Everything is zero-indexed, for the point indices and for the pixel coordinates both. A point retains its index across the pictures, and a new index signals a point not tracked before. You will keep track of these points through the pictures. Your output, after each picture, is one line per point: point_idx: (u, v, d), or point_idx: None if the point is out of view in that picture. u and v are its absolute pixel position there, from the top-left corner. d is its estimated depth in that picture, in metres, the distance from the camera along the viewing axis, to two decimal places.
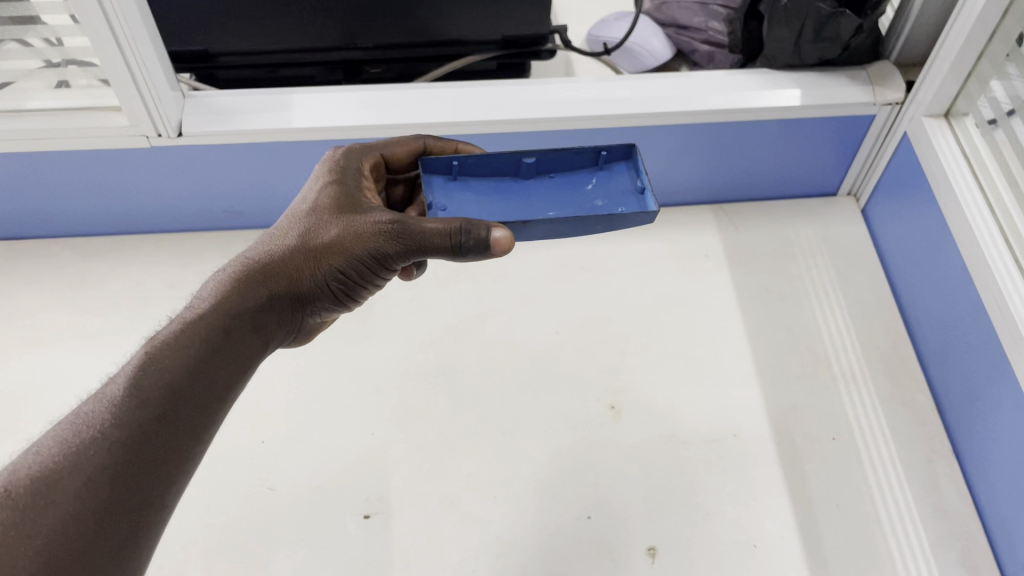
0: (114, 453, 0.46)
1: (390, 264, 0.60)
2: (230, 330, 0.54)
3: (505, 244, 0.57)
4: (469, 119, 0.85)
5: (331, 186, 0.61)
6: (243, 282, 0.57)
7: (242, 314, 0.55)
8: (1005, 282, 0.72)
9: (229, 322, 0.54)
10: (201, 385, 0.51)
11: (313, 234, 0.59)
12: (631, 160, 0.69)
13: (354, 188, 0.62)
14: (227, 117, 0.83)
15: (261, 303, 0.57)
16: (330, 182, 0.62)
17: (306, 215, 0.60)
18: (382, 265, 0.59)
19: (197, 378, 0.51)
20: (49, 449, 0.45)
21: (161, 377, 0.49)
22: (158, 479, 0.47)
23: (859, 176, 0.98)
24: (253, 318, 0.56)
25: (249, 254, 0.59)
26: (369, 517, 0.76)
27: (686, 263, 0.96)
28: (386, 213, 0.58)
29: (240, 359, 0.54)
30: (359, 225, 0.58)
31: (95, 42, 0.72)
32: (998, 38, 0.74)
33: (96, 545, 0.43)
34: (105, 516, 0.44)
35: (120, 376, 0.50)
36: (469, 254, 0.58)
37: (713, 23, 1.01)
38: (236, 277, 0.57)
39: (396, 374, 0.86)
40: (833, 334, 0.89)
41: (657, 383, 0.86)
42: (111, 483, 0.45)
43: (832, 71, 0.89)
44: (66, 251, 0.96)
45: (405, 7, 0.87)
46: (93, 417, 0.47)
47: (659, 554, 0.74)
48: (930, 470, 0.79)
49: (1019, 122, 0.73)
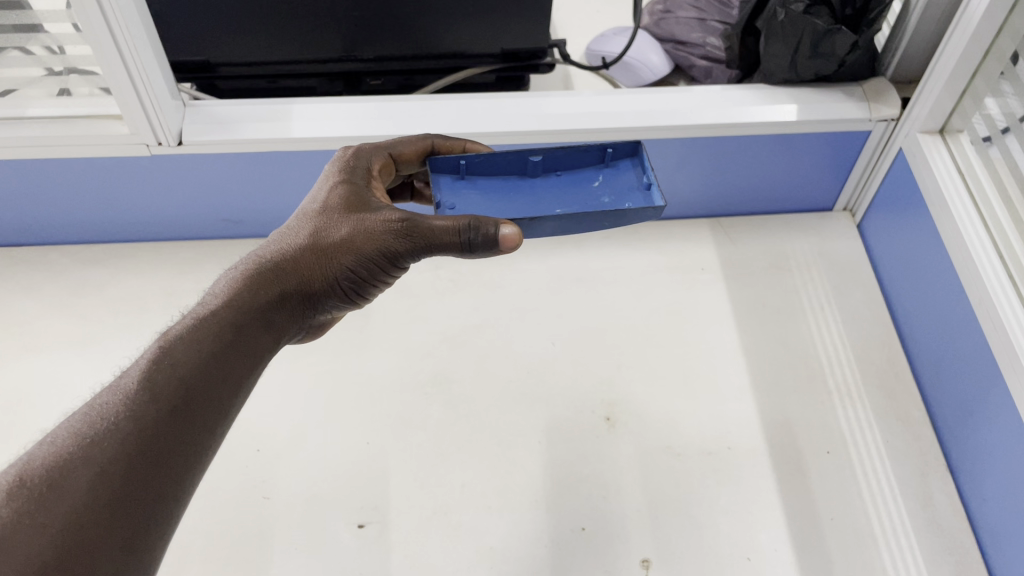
0: (128, 443, 0.46)
1: (400, 262, 0.60)
2: (242, 326, 0.54)
3: (514, 241, 0.58)
4: (467, 130, 0.86)
5: (341, 186, 0.62)
6: (255, 279, 0.57)
7: (254, 310, 0.55)
8: (999, 297, 0.72)
9: (242, 317, 0.54)
10: (213, 379, 0.51)
11: (323, 233, 0.59)
12: (636, 157, 0.71)
13: (364, 188, 0.63)
14: (227, 126, 0.84)
15: (273, 300, 0.57)
16: (340, 182, 0.62)
17: (317, 214, 0.60)
18: (391, 263, 0.60)
19: (211, 372, 0.51)
20: (63, 441, 0.45)
21: (174, 372, 0.49)
22: (171, 470, 0.47)
23: (856, 191, 0.98)
24: (266, 315, 0.57)
25: (260, 252, 0.59)
26: (363, 527, 0.76)
27: (682, 275, 0.96)
28: (396, 213, 0.59)
29: (253, 355, 0.55)
30: (369, 224, 0.59)
31: (98, 50, 0.72)
32: (992, 56, 0.75)
33: (111, 534, 0.43)
34: (119, 506, 0.44)
35: (133, 369, 0.50)
36: (477, 251, 0.59)
37: (712, 39, 1.01)
38: (247, 275, 0.57)
39: (392, 384, 0.87)
40: (829, 348, 0.89)
41: (653, 394, 0.86)
42: (125, 474, 0.45)
43: (827, 87, 0.90)
44: (65, 258, 0.97)
45: (406, 22, 0.88)
46: (107, 409, 0.47)
47: (652, 566, 0.74)
48: (924, 485, 0.79)
49: (1013, 139, 0.74)
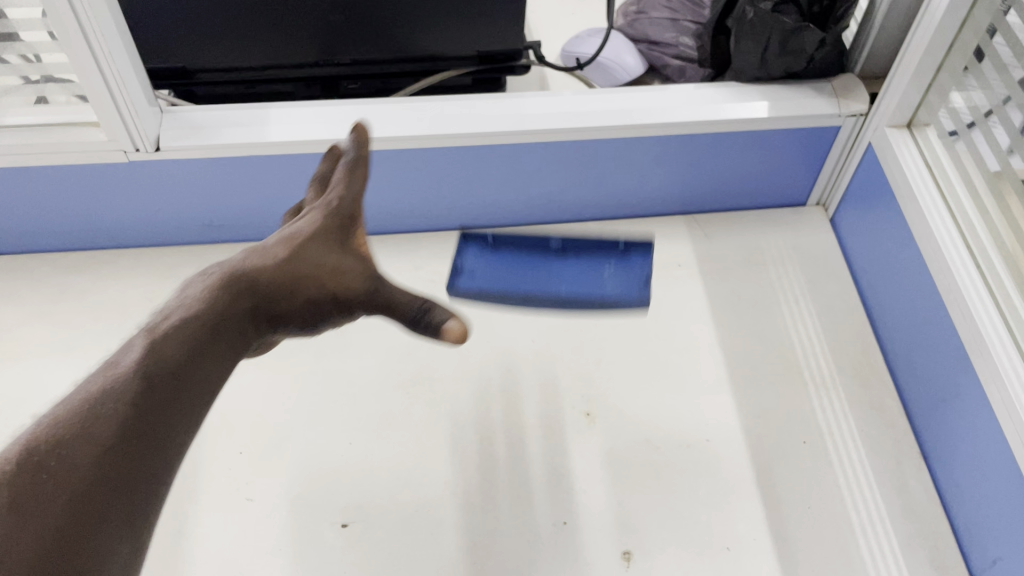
0: (121, 437, 0.44)
1: (348, 314, 0.60)
2: (222, 332, 0.52)
3: (457, 336, 0.56)
4: (444, 132, 0.86)
5: (318, 218, 0.61)
6: (233, 289, 0.55)
7: (232, 320, 0.53)
8: (966, 284, 0.74)
9: (222, 324, 0.52)
10: (202, 378, 0.49)
11: (293, 263, 0.58)
12: None
13: (341, 220, 0.61)
14: (204, 131, 0.84)
15: (247, 313, 0.55)
16: (318, 214, 0.61)
17: (290, 243, 0.59)
18: (341, 314, 0.60)
19: (198, 373, 0.49)
20: (53, 429, 0.43)
21: (165, 369, 0.48)
22: (161, 468, 0.45)
23: (828, 185, 1.00)
24: (242, 325, 0.54)
25: (234, 265, 0.57)
26: (347, 526, 0.77)
27: (659, 271, 0.97)
28: (360, 273, 0.60)
29: (233, 364, 0.52)
30: (336, 271, 0.59)
31: (73, 57, 0.73)
32: (955, 50, 0.77)
33: (102, 528, 0.41)
34: (113, 500, 0.42)
35: (124, 362, 0.48)
36: (416, 333, 0.59)
37: (684, 38, 1.03)
38: (225, 283, 0.55)
39: (372, 385, 0.87)
40: (804, 339, 0.91)
41: (632, 389, 0.87)
42: (119, 468, 0.43)
43: (797, 83, 0.91)
44: (44, 265, 0.97)
45: (382, 27, 0.89)
46: (98, 398, 0.45)
47: (634, 558, 0.75)
48: (899, 472, 0.81)
49: (979, 133, 0.76)
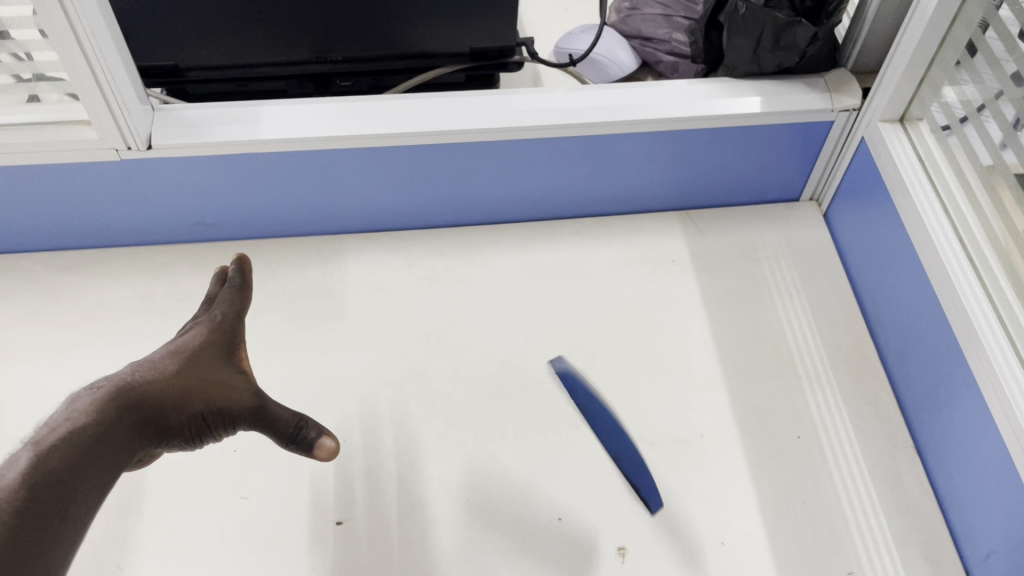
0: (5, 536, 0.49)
1: (234, 429, 0.71)
2: (118, 437, 0.60)
3: (328, 453, 0.70)
4: (436, 128, 0.86)
5: (202, 340, 0.75)
6: (123, 398, 0.63)
7: (127, 425, 0.62)
8: (959, 280, 0.74)
9: (119, 428, 0.61)
10: (95, 478, 0.56)
11: (187, 382, 0.69)
12: None
13: (228, 343, 0.77)
14: (196, 128, 0.84)
15: (136, 422, 0.63)
16: (203, 336, 0.75)
17: (178, 364, 0.70)
18: (226, 426, 0.70)
19: (93, 472, 0.56)
20: None
21: (54, 474, 0.54)
22: (40, 564, 0.49)
23: (821, 180, 1.00)
24: (132, 432, 0.62)
25: (125, 378, 0.66)
26: (341, 524, 0.77)
27: (654, 267, 0.97)
28: (253, 393, 0.72)
29: (116, 465, 0.59)
30: (230, 391, 0.71)
31: (63, 56, 0.72)
32: (947, 45, 0.77)
33: None
34: None
35: (10, 470, 0.53)
36: (297, 449, 0.71)
37: (677, 34, 1.03)
38: (113, 393, 0.63)
39: (366, 382, 0.87)
40: (797, 334, 0.91)
41: (626, 385, 0.87)
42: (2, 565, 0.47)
43: (791, 78, 0.91)
44: (36, 265, 0.97)
45: (374, 24, 0.89)
46: None
47: (629, 553, 0.75)
48: (893, 466, 0.81)
49: (971, 128, 0.76)
